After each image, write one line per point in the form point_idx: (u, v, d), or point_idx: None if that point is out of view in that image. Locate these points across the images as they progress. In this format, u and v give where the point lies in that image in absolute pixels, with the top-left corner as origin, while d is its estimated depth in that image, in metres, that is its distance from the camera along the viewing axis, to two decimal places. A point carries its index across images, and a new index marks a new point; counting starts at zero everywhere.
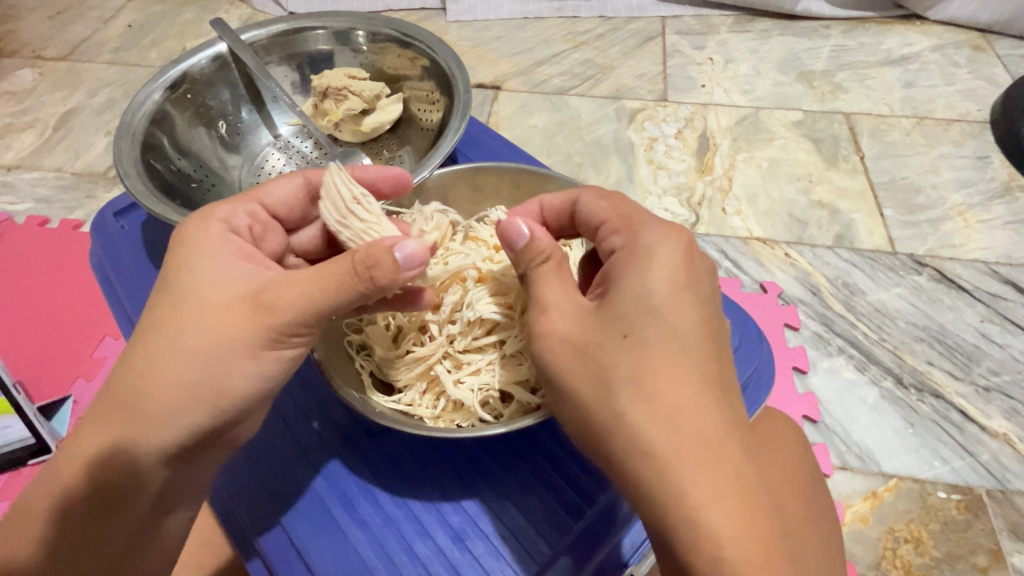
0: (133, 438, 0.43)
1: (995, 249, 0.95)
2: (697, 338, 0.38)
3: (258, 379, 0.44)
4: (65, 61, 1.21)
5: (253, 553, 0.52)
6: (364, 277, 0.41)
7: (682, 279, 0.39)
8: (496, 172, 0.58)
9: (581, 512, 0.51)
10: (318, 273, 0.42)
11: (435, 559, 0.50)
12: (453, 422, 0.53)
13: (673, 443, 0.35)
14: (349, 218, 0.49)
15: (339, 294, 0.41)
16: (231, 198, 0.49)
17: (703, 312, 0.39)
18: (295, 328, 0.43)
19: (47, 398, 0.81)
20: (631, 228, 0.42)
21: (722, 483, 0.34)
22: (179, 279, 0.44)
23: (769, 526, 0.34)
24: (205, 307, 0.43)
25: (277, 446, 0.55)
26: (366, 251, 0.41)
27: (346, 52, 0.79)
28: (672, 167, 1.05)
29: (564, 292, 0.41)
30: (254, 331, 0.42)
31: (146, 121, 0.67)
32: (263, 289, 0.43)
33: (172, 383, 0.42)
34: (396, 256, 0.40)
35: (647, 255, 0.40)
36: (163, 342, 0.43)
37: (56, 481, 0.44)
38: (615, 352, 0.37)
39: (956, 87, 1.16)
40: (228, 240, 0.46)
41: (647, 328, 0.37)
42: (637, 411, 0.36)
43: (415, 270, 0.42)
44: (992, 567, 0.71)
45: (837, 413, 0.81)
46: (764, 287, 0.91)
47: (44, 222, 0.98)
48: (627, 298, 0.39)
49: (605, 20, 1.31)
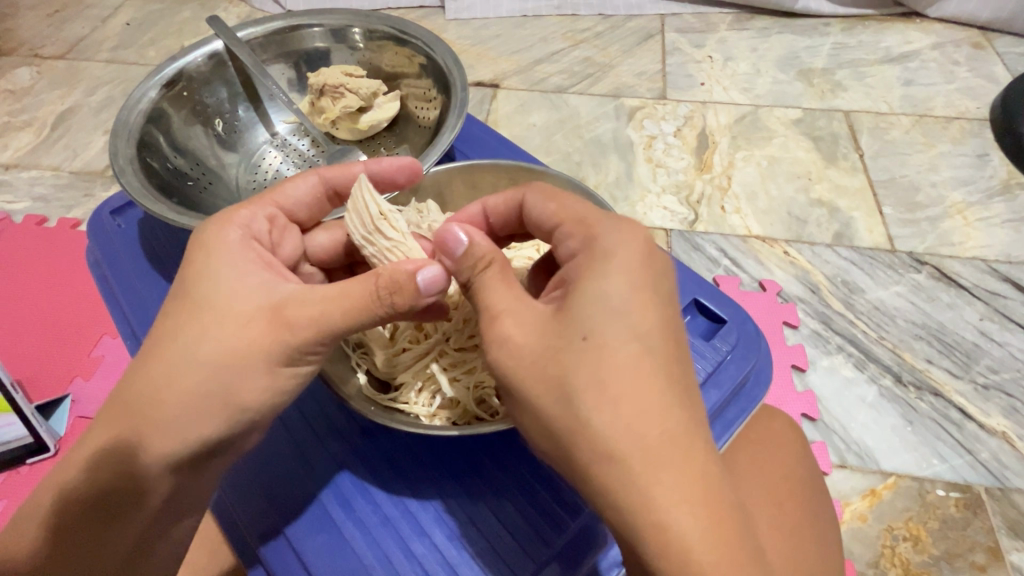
0: (144, 445, 0.43)
1: (994, 247, 0.95)
2: (657, 339, 0.37)
3: (270, 393, 0.44)
4: (63, 60, 1.21)
5: (251, 551, 0.52)
6: (386, 301, 0.41)
7: (642, 278, 0.38)
8: (492, 169, 0.58)
9: (577, 510, 0.51)
10: (339, 291, 0.42)
11: (432, 557, 0.50)
12: (449, 419, 0.52)
13: (639, 447, 0.35)
14: (377, 238, 0.49)
15: (360, 316, 0.41)
16: (251, 202, 0.49)
17: (664, 311, 0.38)
18: (312, 345, 0.43)
19: (46, 397, 0.81)
20: (588, 226, 0.41)
21: (686, 484, 0.35)
22: (197, 285, 0.44)
23: (732, 524, 0.35)
24: (221, 316, 0.42)
25: (275, 446, 0.55)
26: (389, 276, 0.41)
27: (343, 49, 0.79)
28: (671, 165, 1.05)
29: (516, 296, 0.40)
30: (272, 345, 0.42)
31: (142, 119, 0.67)
32: (282, 303, 0.42)
33: (185, 392, 0.42)
34: (418, 282, 0.41)
35: (608, 255, 0.39)
36: (179, 349, 0.42)
37: (64, 480, 0.45)
38: (576, 356, 0.36)
39: (955, 85, 1.16)
40: (247, 249, 0.45)
41: (609, 329, 0.37)
42: (601, 416, 0.35)
43: (434, 296, 0.43)
44: (991, 565, 0.71)
45: (836, 411, 0.81)
46: (763, 285, 0.91)
47: (42, 221, 0.98)
48: (587, 300, 0.38)
49: (605, 18, 1.31)
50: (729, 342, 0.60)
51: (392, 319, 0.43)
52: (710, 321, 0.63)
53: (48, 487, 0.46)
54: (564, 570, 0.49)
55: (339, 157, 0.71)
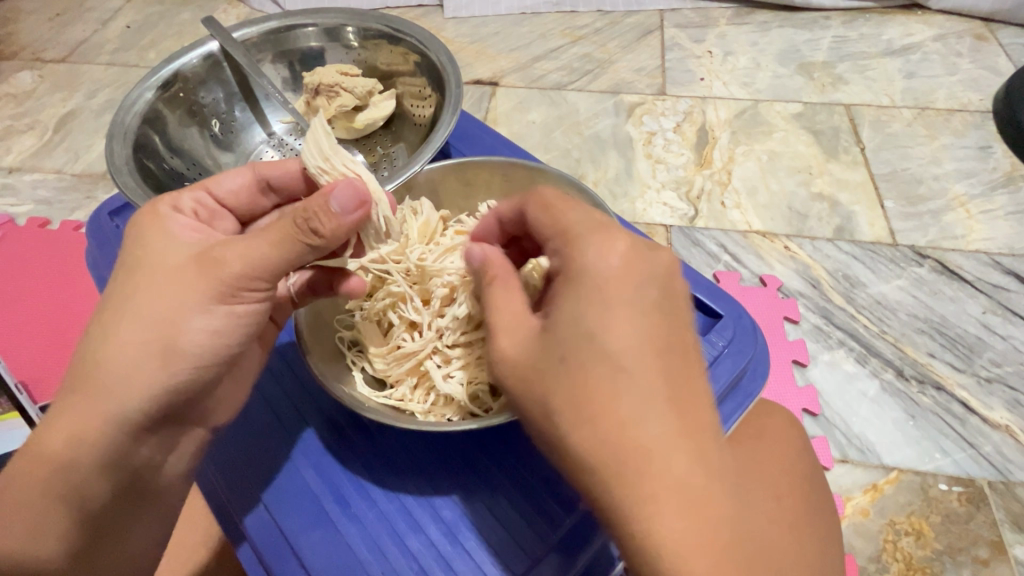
0: (99, 413, 0.43)
1: (996, 240, 0.94)
2: (637, 354, 0.35)
3: (213, 335, 0.44)
4: (64, 64, 1.21)
5: (247, 549, 0.53)
6: (304, 229, 0.41)
7: (616, 292, 0.37)
8: (485, 166, 0.58)
9: (572, 506, 0.51)
10: (262, 231, 0.42)
11: (427, 553, 0.50)
12: (444, 416, 0.53)
13: (614, 462, 0.34)
14: (335, 157, 0.49)
15: (281, 249, 0.42)
16: (177, 189, 0.48)
17: (648, 324, 0.36)
18: (246, 282, 0.43)
19: (48, 398, 0.82)
20: (569, 244, 0.40)
21: (670, 496, 0.33)
22: (130, 252, 0.44)
23: (724, 539, 0.33)
24: (153, 270, 0.43)
25: (270, 438, 0.56)
26: (303, 206, 0.41)
27: (338, 49, 0.79)
28: (671, 161, 1.05)
29: (517, 317, 0.41)
30: (202, 286, 0.42)
31: (138, 121, 0.67)
32: (211, 247, 0.43)
33: (124, 347, 0.42)
34: (332, 203, 0.41)
35: (586, 273, 0.38)
36: (116, 311, 0.42)
37: (39, 459, 0.43)
38: (553, 376, 0.37)
39: (957, 77, 1.15)
40: (179, 218, 0.46)
41: (584, 351, 0.36)
42: (579, 433, 0.35)
43: (354, 214, 0.42)
44: (994, 559, 0.71)
45: (838, 406, 0.80)
46: (764, 281, 0.91)
47: (45, 224, 0.99)
48: (566, 320, 0.37)
49: (603, 13, 1.30)
50: (724, 337, 0.60)
51: (324, 249, 0.43)
52: (706, 316, 0.63)
53: (17, 477, 0.43)
54: (561, 569, 0.49)
55: None
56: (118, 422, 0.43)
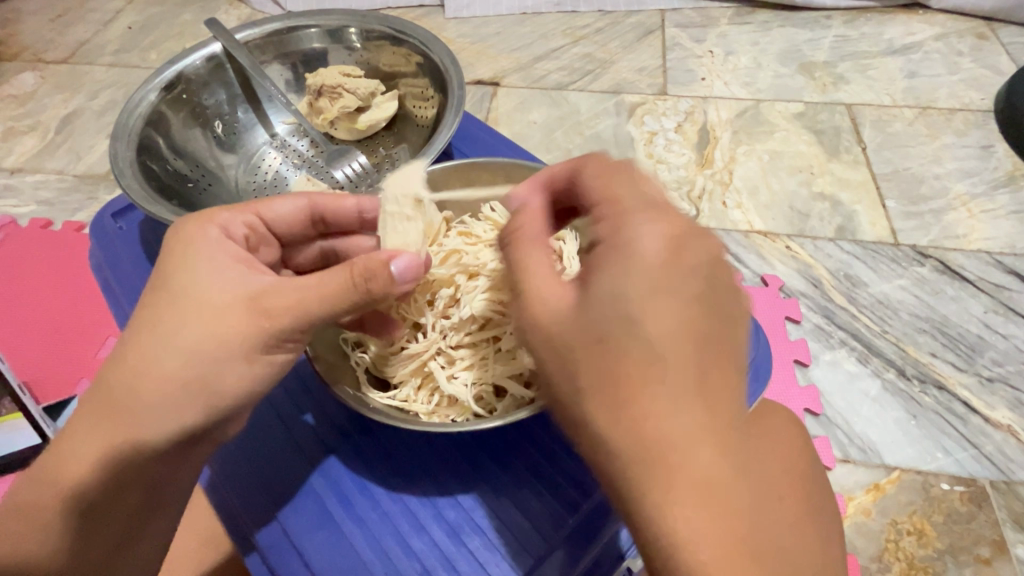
0: (123, 439, 0.43)
1: (998, 239, 0.94)
2: (676, 341, 0.33)
3: (247, 383, 0.44)
4: (65, 64, 1.21)
5: (251, 547, 0.52)
6: (360, 287, 0.41)
7: (658, 277, 0.35)
8: (489, 168, 0.58)
9: (576, 506, 0.51)
10: (319, 282, 0.42)
11: (430, 554, 0.50)
12: (448, 417, 0.53)
13: (636, 445, 0.32)
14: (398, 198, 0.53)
15: (334, 301, 0.42)
16: (227, 207, 0.48)
17: (688, 313, 0.34)
18: (291, 334, 0.43)
19: (52, 399, 0.82)
20: (618, 216, 0.38)
21: (689, 488, 0.31)
22: (173, 277, 0.43)
23: (740, 534, 0.31)
24: (199, 305, 0.42)
25: (274, 438, 0.56)
26: (364, 264, 0.42)
27: (341, 50, 0.79)
28: (672, 161, 1.05)
29: (547, 283, 0.39)
30: (251, 334, 0.42)
31: (142, 122, 0.67)
32: (258, 292, 0.43)
33: (161, 379, 0.42)
34: (391, 269, 0.42)
35: (629, 251, 0.36)
36: (157, 340, 0.42)
37: (57, 472, 0.43)
38: (585, 354, 0.35)
39: (959, 76, 1.15)
40: (224, 244, 0.45)
41: (624, 331, 0.34)
42: (604, 413, 0.33)
43: (408, 283, 0.44)
44: (996, 558, 0.71)
45: (839, 406, 0.80)
46: (765, 281, 0.91)
47: (47, 224, 0.99)
48: (600, 300, 0.35)
49: (604, 13, 1.30)
50: None
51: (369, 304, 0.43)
52: None
53: (42, 488, 0.43)
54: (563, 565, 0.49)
55: (339, 158, 0.72)
56: (143, 447, 0.43)
